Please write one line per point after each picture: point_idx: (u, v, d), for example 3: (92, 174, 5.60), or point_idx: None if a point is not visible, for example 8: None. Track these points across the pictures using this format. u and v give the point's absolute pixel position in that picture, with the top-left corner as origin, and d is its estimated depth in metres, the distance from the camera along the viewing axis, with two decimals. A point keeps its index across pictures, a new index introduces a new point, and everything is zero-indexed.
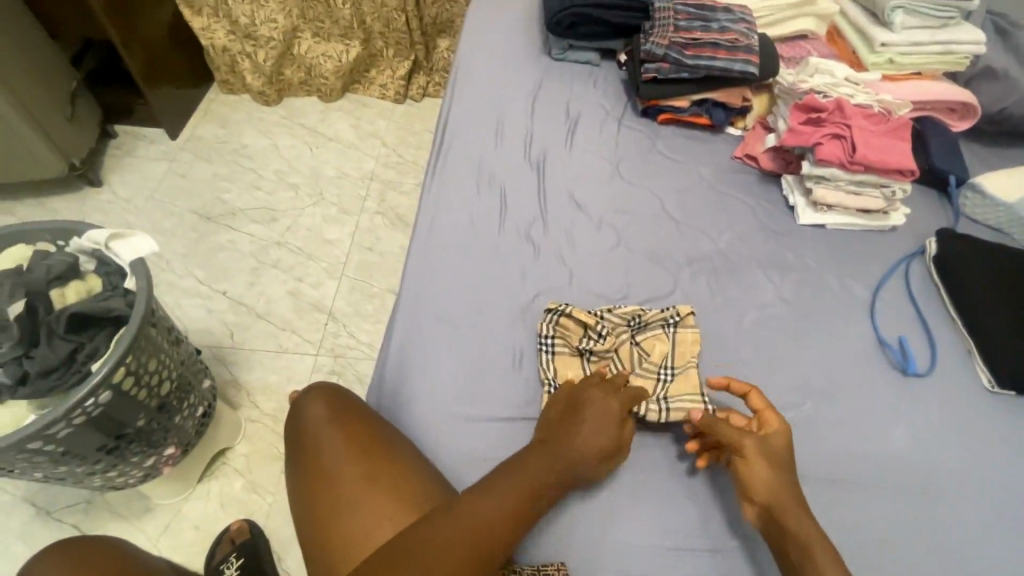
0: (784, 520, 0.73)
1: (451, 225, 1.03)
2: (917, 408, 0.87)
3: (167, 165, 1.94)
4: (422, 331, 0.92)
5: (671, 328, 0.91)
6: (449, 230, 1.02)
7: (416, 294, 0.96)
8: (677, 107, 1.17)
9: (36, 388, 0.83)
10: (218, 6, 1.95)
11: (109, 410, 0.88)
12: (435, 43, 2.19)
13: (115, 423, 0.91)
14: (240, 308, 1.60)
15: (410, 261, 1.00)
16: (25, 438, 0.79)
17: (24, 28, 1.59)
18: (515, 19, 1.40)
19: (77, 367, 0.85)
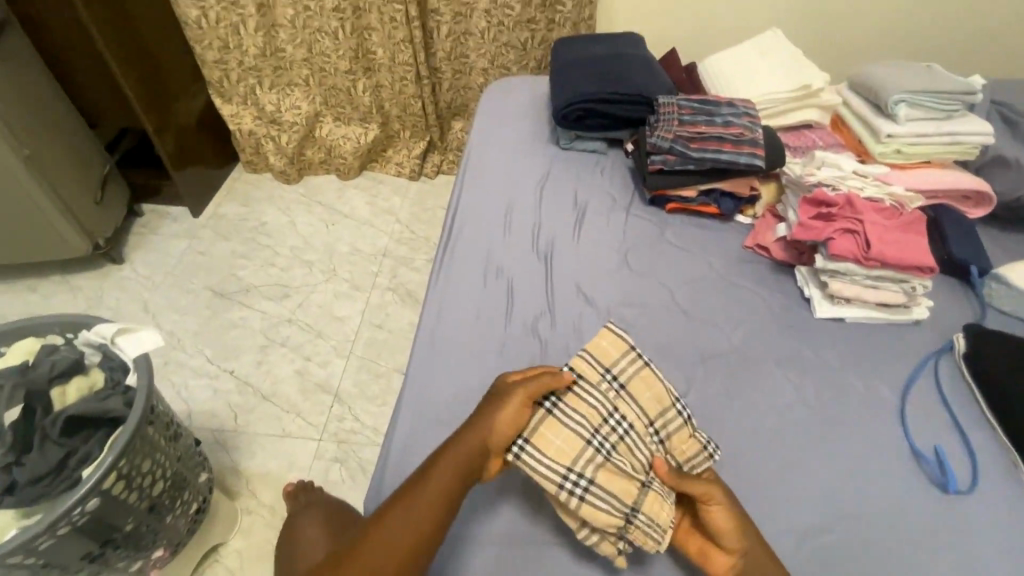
0: (754, 566, 0.73)
1: (456, 317, 1.01)
2: (964, 531, 0.79)
3: (187, 242, 1.99)
4: (424, 435, 0.88)
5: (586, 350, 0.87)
6: (455, 322, 1.01)
7: (419, 391, 0.93)
8: (684, 197, 1.18)
9: (26, 496, 0.81)
10: (247, 95, 2.07)
11: (98, 517, 0.85)
12: (450, 124, 2.28)
13: (105, 529, 0.87)
14: (247, 389, 1.58)
15: (413, 359, 0.98)
16: (7, 552, 0.76)
17: (65, 120, 1.70)
18: (524, 110, 1.46)
19: (67, 473, 0.83)
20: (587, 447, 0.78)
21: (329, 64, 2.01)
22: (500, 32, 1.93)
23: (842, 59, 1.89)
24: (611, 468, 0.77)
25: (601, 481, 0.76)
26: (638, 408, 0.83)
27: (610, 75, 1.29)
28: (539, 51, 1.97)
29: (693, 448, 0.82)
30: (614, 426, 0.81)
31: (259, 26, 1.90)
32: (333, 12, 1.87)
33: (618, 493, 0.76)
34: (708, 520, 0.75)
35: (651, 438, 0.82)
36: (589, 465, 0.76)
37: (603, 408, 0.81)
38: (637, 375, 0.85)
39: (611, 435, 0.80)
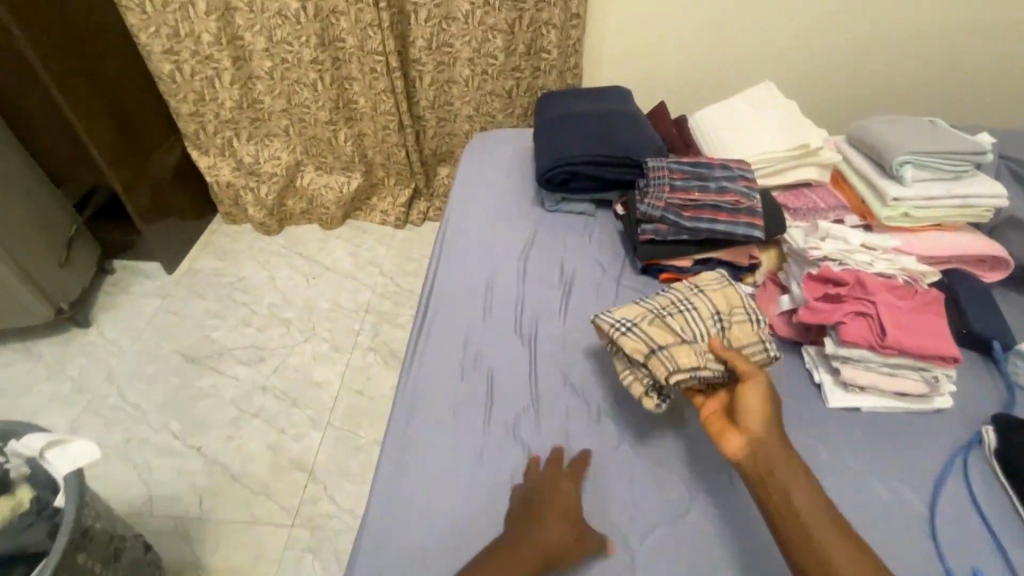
0: (767, 449, 0.74)
1: (431, 412, 0.92)
2: None
3: (159, 301, 1.90)
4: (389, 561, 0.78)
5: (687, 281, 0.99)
6: (430, 418, 0.91)
7: (389, 503, 0.83)
8: (679, 267, 1.09)
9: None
10: (224, 147, 2.01)
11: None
12: (436, 170, 2.21)
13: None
14: (215, 468, 1.47)
15: (381, 463, 0.88)
16: None
17: (27, 180, 1.62)
18: (507, 166, 1.39)
19: None
20: (645, 311, 0.92)
21: (309, 114, 1.95)
22: (484, 81, 1.88)
23: (836, 103, 1.83)
24: (662, 325, 0.90)
25: (652, 331, 0.88)
26: (709, 300, 0.94)
27: (596, 135, 1.22)
28: (525, 99, 1.91)
29: (750, 335, 0.90)
30: (678, 307, 0.93)
31: (235, 78, 1.84)
32: (312, 64, 1.82)
33: (656, 339, 0.88)
34: (741, 399, 0.80)
35: (712, 321, 0.91)
36: (641, 319, 0.90)
37: (674, 297, 0.95)
38: (719, 289, 0.96)
39: (675, 313, 0.92)
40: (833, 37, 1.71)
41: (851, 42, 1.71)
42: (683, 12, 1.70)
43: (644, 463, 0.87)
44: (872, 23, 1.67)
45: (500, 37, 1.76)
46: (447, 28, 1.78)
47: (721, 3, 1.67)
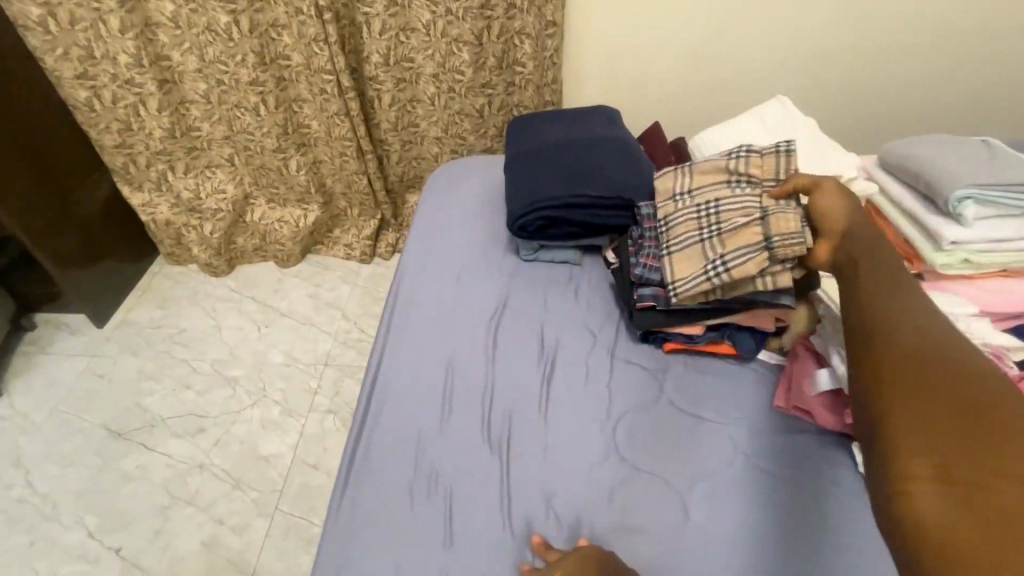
0: (892, 320, 0.62)
1: (371, 551, 0.69)
2: None
3: (85, 362, 1.65)
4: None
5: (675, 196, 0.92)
6: (369, 560, 0.68)
7: None
8: (688, 335, 0.88)
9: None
10: (160, 180, 1.76)
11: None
12: (404, 197, 1.99)
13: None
14: (136, 575, 1.23)
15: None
16: None
17: None
18: (476, 204, 1.17)
19: None
20: (701, 246, 0.85)
21: (254, 142, 1.72)
22: (451, 99, 1.66)
23: (853, 112, 1.62)
24: (730, 233, 0.83)
25: (733, 246, 0.82)
26: (736, 203, 0.85)
27: (579, 169, 1.01)
28: (499, 118, 1.69)
29: (772, 166, 0.86)
30: (705, 212, 0.87)
31: (164, 105, 1.61)
32: (252, 86, 1.59)
33: (742, 246, 0.81)
34: (818, 211, 0.80)
35: (740, 188, 0.87)
36: (709, 250, 0.83)
37: (692, 211, 0.88)
38: (693, 175, 0.92)
39: (712, 218, 0.86)
40: (846, 40, 1.50)
41: (869, 45, 1.50)
42: (675, 17, 1.49)
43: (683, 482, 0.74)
44: (894, 22, 1.46)
45: (466, 50, 1.54)
46: (406, 41, 1.56)
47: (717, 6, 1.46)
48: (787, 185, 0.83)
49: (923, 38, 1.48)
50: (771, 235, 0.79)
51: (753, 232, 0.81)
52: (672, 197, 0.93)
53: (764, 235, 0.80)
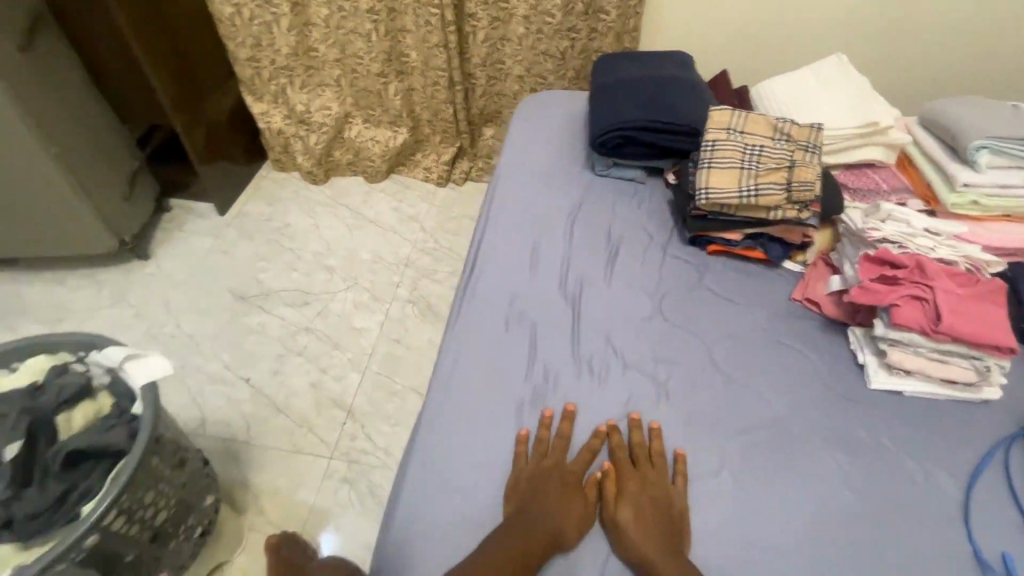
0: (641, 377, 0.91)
1: (478, 349, 0.94)
2: None
3: (211, 241, 1.99)
4: (427, 499, 0.79)
5: (731, 129, 1.07)
6: (476, 356, 0.93)
7: (433, 428, 0.86)
8: (728, 240, 1.09)
9: (51, 524, 0.79)
10: (278, 94, 2.04)
11: (117, 528, 0.85)
12: (481, 130, 2.21)
13: (101, 556, 0.86)
14: (262, 398, 1.57)
15: (424, 407, 0.89)
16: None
17: (90, 113, 1.64)
18: (557, 128, 1.38)
19: (67, 510, 0.80)
20: (741, 171, 1.03)
21: (361, 65, 1.96)
22: (538, 40, 1.84)
23: (905, 84, 1.75)
24: (763, 172, 1.02)
25: (765, 180, 1.01)
26: (777, 151, 1.03)
27: (655, 101, 1.20)
28: (578, 61, 1.88)
29: (807, 134, 1.05)
30: (750, 151, 1.04)
31: (292, 24, 1.86)
32: (369, 14, 1.82)
33: (770, 180, 1.01)
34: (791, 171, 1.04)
35: (780, 142, 1.05)
36: (747, 178, 1.02)
37: (739, 146, 1.05)
38: (749, 120, 1.08)
39: (752, 156, 1.03)
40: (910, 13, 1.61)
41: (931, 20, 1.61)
42: None
43: (714, 340, 0.98)
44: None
45: None
46: None
47: None
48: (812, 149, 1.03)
49: (991, 12, 1.57)
50: (792, 181, 1.01)
51: (780, 175, 1.01)
52: (727, 129, 1.07)
53: (784, 186, 1.01)
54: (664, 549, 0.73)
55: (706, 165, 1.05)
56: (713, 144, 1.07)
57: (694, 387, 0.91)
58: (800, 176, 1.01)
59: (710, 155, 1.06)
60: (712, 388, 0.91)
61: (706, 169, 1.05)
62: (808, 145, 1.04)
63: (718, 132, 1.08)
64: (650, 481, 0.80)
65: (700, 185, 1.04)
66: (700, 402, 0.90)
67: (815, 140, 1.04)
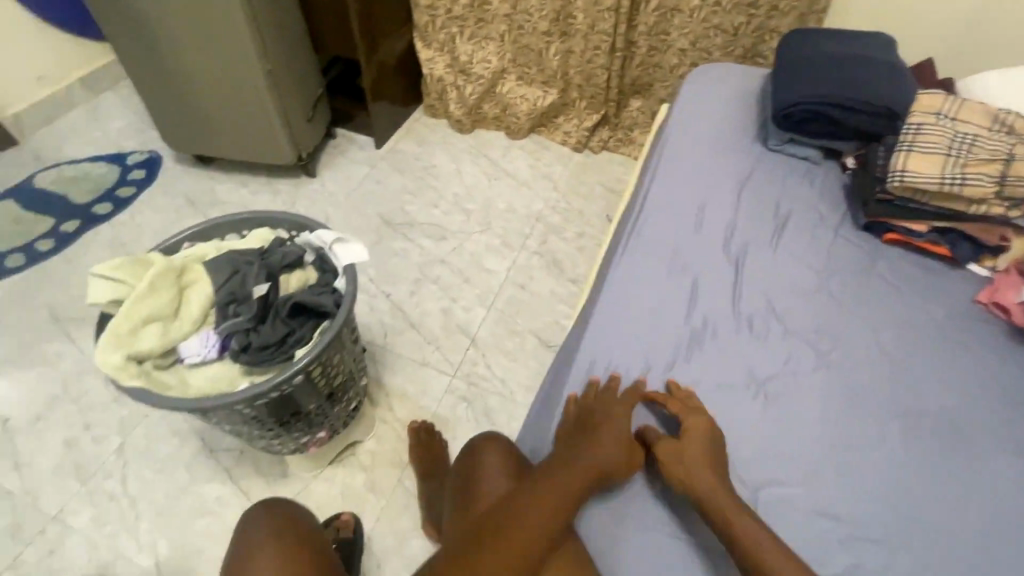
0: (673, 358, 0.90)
1: (641, 289, 0.98)
2: None
3: (367, 170, 2.19)
4: (587, 412, 0.85)
5: (941, 114, 1.03)
6: (639, 295, 0.97)
7: (593, 350, 0.91)
8: (911, 230, 1.04)
9: (272, 358, 0.97)
10: (447, 43, 2.18)
11: (313, 377, 1.01)
12: (627, 101, 2.21)
13: (298, 395, 1.03)
14: (398, 313, 1.73)
15: (586, 332, 0.94)
16: (249, 397, 0.92)
17: (291, 32, 1.82)
18: (729, 98, 1.37)
19: (285, 348, 0.97)
20: (947, 157, 0.98)
21: (529, 23, 2.04)
22: (712, 13, 1.81)
23: None
24: (973, 162, 0.98)
25: (973, 171, 0.97)
26: (992, 142, 0.99)
27: (851, 79, 1.16)
28: (750, 39, 1.84)
29: None
30: (961, 138, 1.00)
31: None
32: None
33: (980, 171, 0.97)
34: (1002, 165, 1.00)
35: (996, 133, 1.00)
36: (953, 165, 0.98)
37: (947, 131, 1.00)
38: (962, 107, 1.03)
39: (963, 144, 0.99)
40: None
41: None
42: None
43: (881, 325, 0.96)
44: None
45: None
46: None
47: None
48: None
49: None
50: (1006, 175, 0.97)
51: (992, 167, 0.97)
52: (937, 113, 1.02)
53: (996, 181, 0.97)
54: (726, 504, 0.73)
55: (908, 146, 1.01)
56: (919, 125, 1.02)
57: (855, 366, 0.92)
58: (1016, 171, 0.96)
59: (913, 137, 1.01)
60: (874, 371, 0.91)
61: (907, 149, 1.01)
62: None
63: (925, 115, 1.03)
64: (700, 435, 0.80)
65: (898, 165, 1.00)
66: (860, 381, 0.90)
67: None
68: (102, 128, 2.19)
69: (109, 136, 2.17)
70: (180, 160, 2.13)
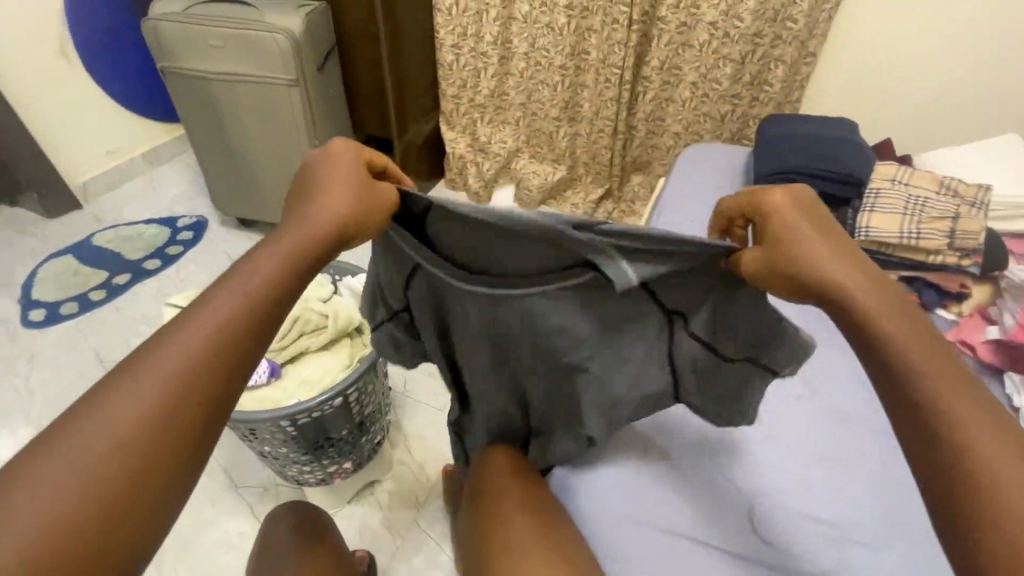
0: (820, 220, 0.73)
1: None
2: None
3: None
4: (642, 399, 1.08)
5: (896, 183, 1.25)
6: None
7: None
8: None
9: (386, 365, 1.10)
10: (468, 126, 2.42)
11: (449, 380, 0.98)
12: (629, 177, 2.44)
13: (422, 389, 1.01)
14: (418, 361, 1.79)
15: None
16: (293, 412, 1.04)
17: (337, 118, 2.10)
18: (718, 170, 1.57)
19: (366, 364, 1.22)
20: (901, 218, 1.19)
21: (541, 110, 2.32)
22: (701, 103, 2.09)
23: None
24: (926, 220, 1.19)
25: (933, 224, 1.18)
26: (939, 207, 1.20)
27: (821, 154, 1.36)
28: (735, 125, 2.11)
29: (973, 193, 1.21)
30: (915, 203, 1.21)
31: (496, 72, 2.25)
32: (559, 69, 2.16)
33: (939, 229, 1.18)
34: (961, 226, 1.17)
35: (944, 195, 1.22)
36: (911, 226, 1.19)
37: (901, 196, 1.22)
38: (912, 175, 1.26)
39: (911, 215, 1.20)
40: None
41: None
42: (904, 71, 1.89)
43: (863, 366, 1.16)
44: None
45: (729, 66, 1.96)
46: (681, 53, 2.01)
47: (944, 55, 1.82)
48: (968, 199, 1.20)
49: None
50: (954, 230, 1.17)
51: (942, 224, 1.18)
52: (891, 180, 1.26)
53: (947, 235, 1.17)
54: (905, 341, 0.63)
55: (876, 206, 1.23)
56: (884, 189, 1.24)
57: (838, 393, 1.10)
58: (957, 229, 1.17)
59: (877, 200, 1.23)
60: (847, 394, 1.10)
61: (874, 208, 1.23)
62: (973, 202, 1.20)
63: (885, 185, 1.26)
64: (772, 215, 0.72)
65: (863, 224, 1.22)
66: (846, 406, 1.08)
67: (966, 204, 1.20)
68: (156, 195, 2.42)
69: (162, 202, 2.39)
70: (223, 223, 2.32)
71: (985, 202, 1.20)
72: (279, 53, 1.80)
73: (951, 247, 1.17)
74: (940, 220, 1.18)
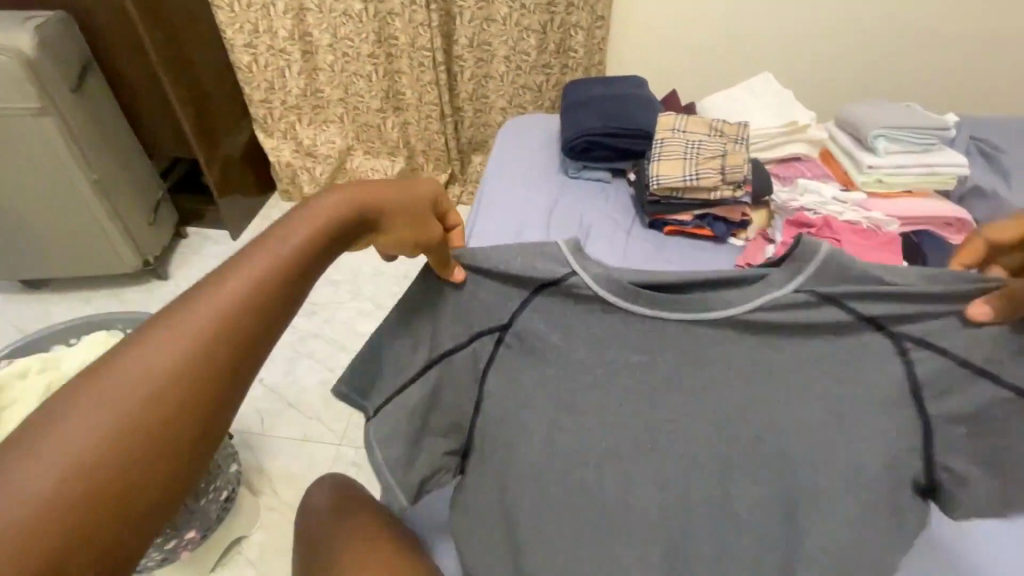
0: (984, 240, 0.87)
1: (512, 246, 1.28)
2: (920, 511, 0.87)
3: None
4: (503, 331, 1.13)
5: (674, 130, 1.35)
6: None
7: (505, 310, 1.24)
8: (680, 221, 1.33)
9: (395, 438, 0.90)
10: (288, 130, 2.22)
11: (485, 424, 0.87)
12: (470, 158, 2.35)
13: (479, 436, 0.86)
14: (273, 395, 1.63)
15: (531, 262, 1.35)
16: None
17: (118, 143, 1.81)
18: (535, 139, 1.59)
19: None
20: (682, 164, 1.29)
21: (362, 103, 2.17)
22: (518, 76, 2.11)
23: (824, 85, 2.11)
24: (704, 160, 1.28)
25: (709, 163, 1.28)
26: (713, 147, 1.31)
27: (614, 113, 1.43)
28: (554, 92, 2.16)
29: (736, 130, 1.35)
30: (693, 146, 1.31)
31: (303, 69, 2.09)
32: (369, 58, 2.05)
33: (715, 166, 1.28)
34: (732, 160, 1.28)
35: (715, 136, 1.33)
36: (693, 168, 1.28)
37: (681, 142, 1.32)
38: (687, 122, 1.37)
39: (690, 159, 1.29)
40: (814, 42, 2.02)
41: (829, 45, 2.02)
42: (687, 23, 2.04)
43: None
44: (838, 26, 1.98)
45: (534, 36, 2.00)
46: (487, 28, 2.01)
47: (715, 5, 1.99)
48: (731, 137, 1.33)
49: (869, 35, 1.98)
50: (727, 165, 1.28)
51: (717, 162, 1.28)
52: (670, 129, 1.36)
53: (719, 171, 1.27)
54: None
55: (661, 156, 1.31)
56: (664, 139, 1.34)
57: None
58: (728, 165, 1.28)
59: (660, 149, 1.32)
60: None
61: (660, 157, 1.31)
62: (737, 138, 1.33)
63: (665, 135, 1.35)
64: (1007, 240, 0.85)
65: (654, 173, 1.29)
66: None
67: (733, 140, 1.33)
68: None
69: None
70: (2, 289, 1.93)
71: (746, 137, 1.33)
72: (10, 77, 1.50)
73: (729, 178, 1.28)
74: (714, 157, 1.29)
